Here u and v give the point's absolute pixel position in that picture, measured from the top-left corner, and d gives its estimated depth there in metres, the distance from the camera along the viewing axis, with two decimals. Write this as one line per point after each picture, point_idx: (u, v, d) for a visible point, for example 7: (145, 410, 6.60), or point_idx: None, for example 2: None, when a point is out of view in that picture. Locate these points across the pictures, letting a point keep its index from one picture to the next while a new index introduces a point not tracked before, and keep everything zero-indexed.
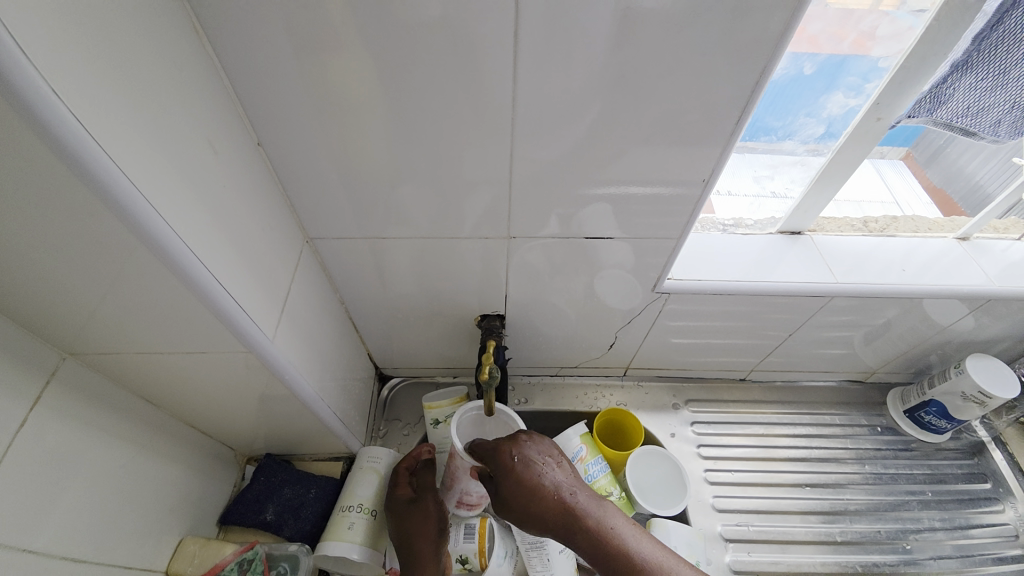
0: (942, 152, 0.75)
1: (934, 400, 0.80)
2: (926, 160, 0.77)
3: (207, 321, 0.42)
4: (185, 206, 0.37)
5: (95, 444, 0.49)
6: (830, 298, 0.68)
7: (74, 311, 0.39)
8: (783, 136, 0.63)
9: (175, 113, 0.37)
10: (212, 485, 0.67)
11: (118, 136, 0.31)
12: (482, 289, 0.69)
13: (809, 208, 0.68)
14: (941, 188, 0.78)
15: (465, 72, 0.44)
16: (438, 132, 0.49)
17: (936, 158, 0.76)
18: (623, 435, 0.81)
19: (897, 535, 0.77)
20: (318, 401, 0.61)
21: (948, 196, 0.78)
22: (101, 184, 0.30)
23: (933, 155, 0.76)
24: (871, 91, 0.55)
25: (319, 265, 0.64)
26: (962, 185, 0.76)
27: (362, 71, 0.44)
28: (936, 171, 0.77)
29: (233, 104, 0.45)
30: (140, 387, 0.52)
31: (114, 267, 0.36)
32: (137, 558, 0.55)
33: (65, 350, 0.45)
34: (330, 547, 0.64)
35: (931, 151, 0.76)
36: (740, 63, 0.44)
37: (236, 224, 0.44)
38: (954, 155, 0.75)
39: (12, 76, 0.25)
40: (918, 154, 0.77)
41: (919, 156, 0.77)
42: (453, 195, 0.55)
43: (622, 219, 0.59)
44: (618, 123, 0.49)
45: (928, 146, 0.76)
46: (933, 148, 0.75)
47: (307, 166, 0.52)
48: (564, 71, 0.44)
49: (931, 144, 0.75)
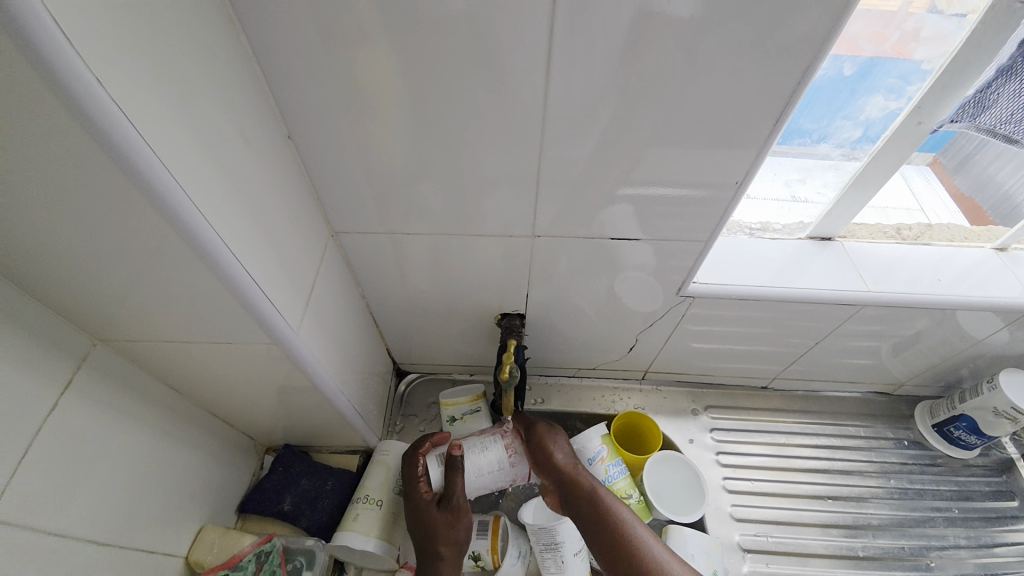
0: (971, 159, 0.70)
1: (964, 415, 0.78)
2: (954, 168, 0.73)
3: (234, 312, 0.42)
4: (217, 197, 0.38)
5: (121, 428, 0.50)
6: (860, 306, 0.66)
7: (107, 298, 0.40)
8: (817, 139, 0.62)
9: (211, 106, 0.38)
10: (232, 473, 0.68)
11: (154, 126, 0.31)
12: (503, 288, 0.68)
13: (840, 214, 0.67)
14: (969, 196, 0.74)
15: (495, 69, 0.44)
16: (466, 130, 0.49)
17: (965, 165, 0.71)
18: (640, 439, 0.81)
19: (921, 552, 0.75)
20: (337, 395, 0.61)
21: (978, 205, 0.74)
22: (140, 175, 0.30)
23: (961, 162, 0.71)
24: (912, 94, 0.53)
25: (342, 258, 0.64)
26: (992, 194, 0.72)
27: (392, 66, 0.44)
28: (965, 178, 0.73)
29: (264, 96, 0.46)
30: (166, 375, 0.53)
31: (147, 256, 0.36)
32: (158, 542, 0.56)
33: (95, 337, 0.46)
34: (341, 537, 0.65)
35: (959, 158, 0.71)
36: (778, 63, 0.43)
37: (265, 216, 0.45)
38: (984, 163, 0.69)
39: (59, 67, 0.25)
40: (947, 160, 0.73)
41: (946, 163, 0.73)
42: (477, 193, 0.55)
43: (647, 221, 0.58)
44: (649, 124, 0.48)
45: (956, 154, 0.71)
46: (961, 156, 0.70)
47: (335, 160, 0.52)
48: (596, 71, 0.44)
49: (960, 151, 0.70)
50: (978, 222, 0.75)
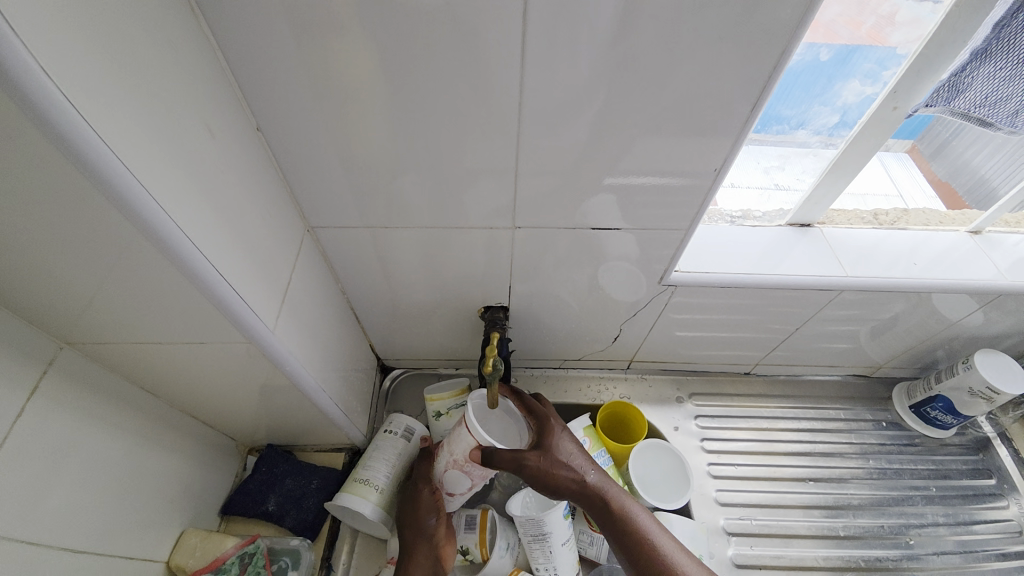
0: (947, 146, 0.74)
1: (940, 396, 0.80)
2: (930, 154, 0.76)
3: (207, 312, 0.41)
4: (182, 192, 0.36)
5: (94, 434, 0.48)
6: (840, 291, 0.67)
7: (69, 300, 0.38)
8: (795, 126, 0.62)
9: (172, 97, 0.36)
10: (214, 475, 0.67)
11: (108, 117, 0.30)
12: (486, 280, 0.68)
13: (820, 200, 0.67)
14: (946, 182, 0.76)
15: (470, 57, 0.43)
16: (443, 120, 0.48)
17: (942, 151, 0.75)
18: (626, 428, 0.81)
19: (900, 530, 0.77)
20: (320, 393, 0.60)
21: (954, 190, 0.77)
22: (95, 168, 0.29)
23: (938, 149, 0.75)
24: (889, 79, 0.53)
25: (320, 253, 0.63)
26: (968, 179, 0.74)
27: (364, 55, 0.43)
28: (941, 165, 0.76)
29: (232, 87, 0.44)
30: (140, 377, 0.52)
31: (110, 255, 0.35)
32: (138, 549, 0.55)
33: (62, 340, 0.44)
34: (345, 498, 0.66)
35: (936, 144, 0.74)
36: (755, 49, 0.42)
37: (236, 213, 0.43)
38: (960, 148, 0.73)
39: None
40: (923, 147, 0.75)
41: (923, 150, 0.76)
42: (457, 184, 0.54)
43: (629, 210, 0.58)
44: (627, 112, 0.47)
45: (933, 140, 0.74)
46: (938, 142, 0.74)
47: (308, 153, 0.51)
48: (572, 57, 0.43)
49: (936, 137, 0.73)
50: (953, 208, 0.77)
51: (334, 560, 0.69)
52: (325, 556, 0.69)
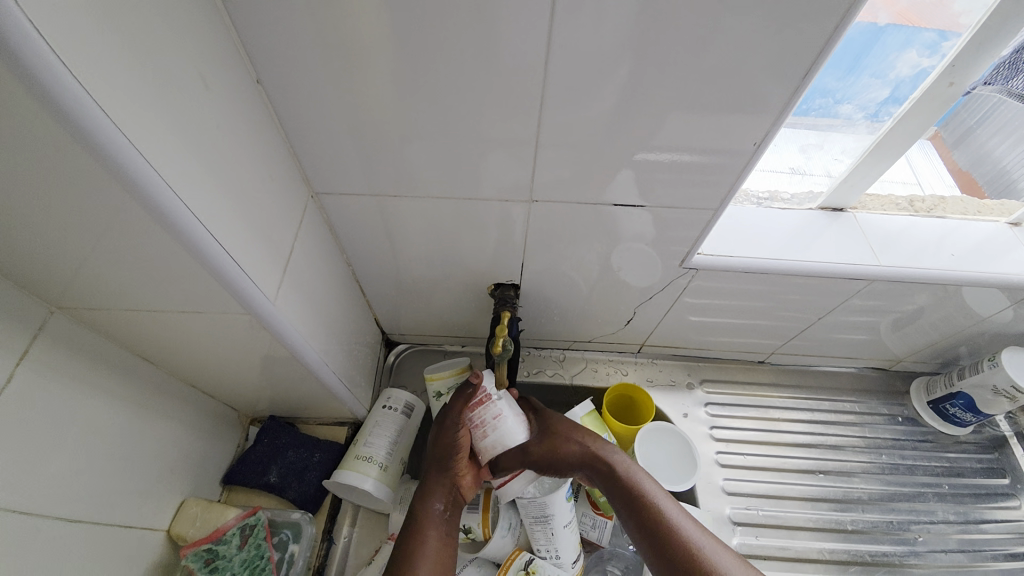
0: (971, 135, 0.67)
1: (961, 393, 0.77)
2: (952, 143, 0.70)
3: (202, 282, 0.39)
4: (172, 151, 0.33)
5: (89, 402, 0.47)
6: (868, 280, 0.64)
7: (58, 263, 0.36)
8: (839, 100, 0.57)
9: (164, 44, 0.32)
10: (214, 445, 0.66)
11: (92, 63, 0.27)
12: (497, 257, 0.65)
13: (854, 183, 0.63)
14: (967, 171, 0.71)
15: (491, 12, 0.39)
16: (459, 83, 0.44)
17: (964, 140, 0.68)
18: (633, 412, 0.79)
19: (908, 526, 0.76)
20: (322, 367, 0.58)
21: (974, 178, 0.72)
22: (73, 119, 0.26)
23: (961, 138, 0.68)
24: (948, 51, 0.49)
25: (324, 222, 0.60)
26: (990, 169, 0.70)
27: (375, 6, 0.39)
28: (963, 153, 0.70)
29: (228, 37, 0.40)
30: (135, 345, 0.50)
31: (96, 218, 0.32)
32: (137, 517, 0.54)
33: (52, 304, 0.42)
34: (345, 475, 0.65)
35: (959, 133, 0.67)
36: (809, 12, 0.38)
37: (234, 176, 0.40)
38: (983, 139, 0.67)
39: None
40: (946, 135, 0.68)
41: (945, 138, 0.69)
42: (472, 154, 0.51)
43: (653, 187, 0.54)
44: (660, 80, 0.43)
45: (957, 128, 0.67)
46: (962, 129, 0.67)
47: (313, 113, 0.47)
48: (604, 15, 0.39)
49: (961, 125, 0.66)
50: (970, 196, 0.73)
51: (336, 533, 0.69)
52: (326, 529, 0.68)
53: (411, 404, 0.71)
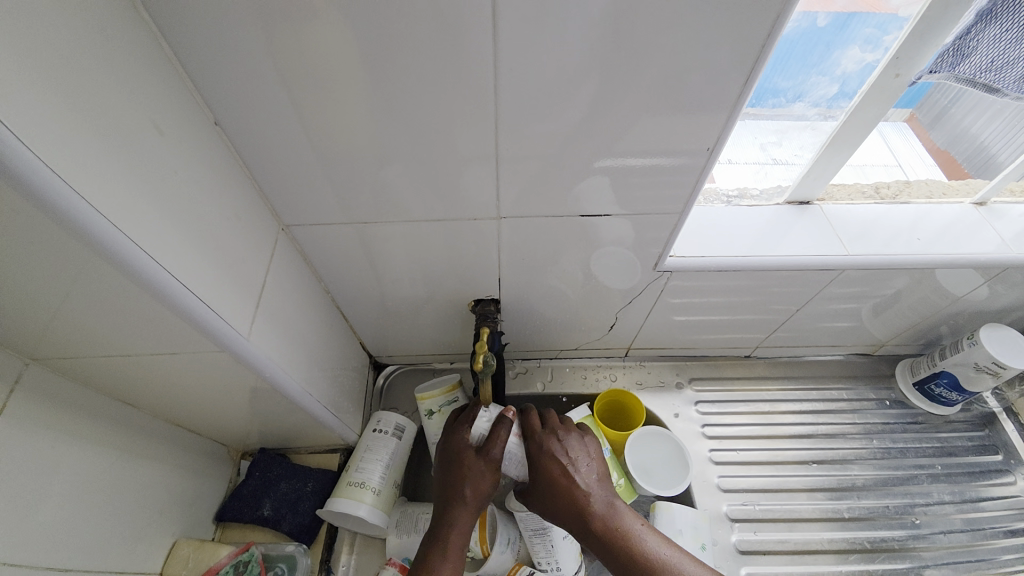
0: (946, 114, 0.69)
1: (944, 372, 0.78)
2: (929, 122, 0.72)
3: (173, 323, 0.39)
4: (129, 198, 0.33)
5: (71, 451, 0.47)
6: (841, 269, 0.65)
7: (27, 316, 0.36)
8: (791, 98, 0.59)
9: (113, 94, 0.33)
10: (205, 483, 0.66)
11: (36, 120, 0.27)
12: (475, 273, 0.66)
13: (818, 175, 0.64)
14: (946, 150, 0.73)
15: (441, 39, 0.40)
16: (418, 107, 0.45)
17: (940, 120, 0.70)
18: (626, 416, 0.80)
19: (905, 510, 0.76)
20: (305, 396, 0.58)
21: (953, 157, 0.74)
22: (22, 177, 0.26)
23: (937, 117, 0.70)
24: (890, 44, 0.51)
25: (300, 252, 0.60)
26: (967, 147, 0.71)
27: (325, 38, 0.40)
28: (940, 133, 0.72)
29: (180, 81, 0.41)
30: (115, 389, 0.50)
31: (56, 269, 0.32)
32: (128, 563, 0.53)
33: (27, 356, 0.42)
34: (339, 503, 0.64)
35: (935, 113, 0.70)
36: (748, 17, 0.39)
37: (198, 216, 0.41)
38: (958, 117, 0.69)
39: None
40: (922, 116, 0.71)
41: (922, 118, 0.72)
42: (438, 175, 0.52)
43: (620, 194, 0.55)
44: (612, 90, 0.45)
45: (931, 108, 0.70)
46: (937, 109, 0.69)
47: (277, 147, 0.48)
48: (549, 30, 0.40)
49: (935, 105, 0.69)
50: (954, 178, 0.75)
51: (333, 562, 0.68)
52: (324, 559, 0.68)
53: (403, 426, 0.71)
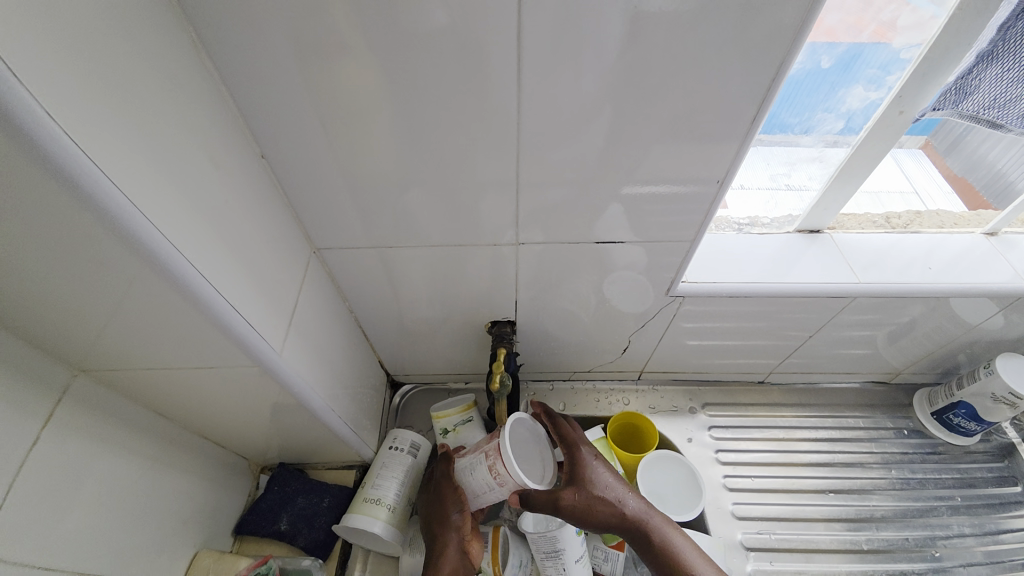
0: (961, 141, 0.73)
1: (962, 402, 0.77)
2: (945, 150, 0.75)
3: (214, 337, 0.42)
4: (183, 220, 0.36)
5: (107, 459, 0.49)
6: (853, 297, 0.66)
7: (82, 329, 0.39)
8: (800, 131, 0.62)
9: (174, 127, 0.37)
10: (226, 496, 0.67)
11: (113, 154, 0.30)
12: (492, 295, 0.68)
13: (828, 205, 0.66)
14: (963, 177, 0.75)
15: (467, 78, 0.44)
16: (444, 139, 0.48)
17: (956, 146, 0.74)
18: (640, 440, 0.80)
19: (926, 543, 0.74)
20: (328, 411, 0.60)
21: (971, 184, 0.75)
22: (100, 205, 0.29)
23: (952, 144, 0.74)
24: (893, 83, 0.53)
25: (327, 273, 0.63)
26: (984, 174, 0.73)
27: (363, 78, 0.43)
28: (956, 159, 0.75)
29: (235, 117, 0.45)
30: (150, 401, 0.52)
31: (115, 286, 0.35)
32: (152, 571, 0.55)
33: (75, 367, 0.45)
34: (355, 519, 0.65)
35: (949, 140, 0.73)
36: (754, 57, 0.42)
37: (242, 238, 0.44)
38: (974, 144, 0.72)
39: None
40: (937, 143, 0.74)
41: (937, 146, 0.75)
42: (461, 201, 0.55)
43: (633, 221, 0.57)
44: (626, 124, 0.47)
45: (946, 136, 0.73)
46: (952, 137, 0.73)
47: (312, 175, 0.52)
48: (568, 70, 0.43)
49: (950, 133, 0.73)
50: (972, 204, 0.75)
51: None
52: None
53: (420, 444, 0.72)
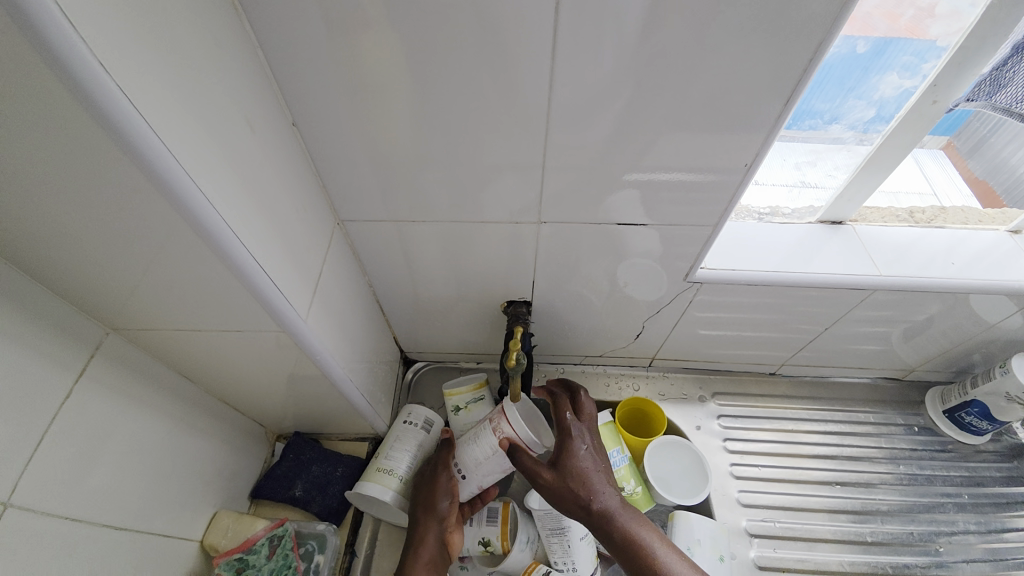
0: (985, 143, 0.69)
1: (975, 401, 0.77)
2: (967, 152, 0.71)
3: (243, 300, 0.43)
4: (223, 180, 0.37)
5: (135, 416, 0.51)
6: (871, 290, 0.65)
7: (118, 287, 0.40)
8: (828, 120, 0.60)
9: (215, 89, 0.37)
10: (244, 461, 0.69)
11: (159, 112, 0.31)
12: (509, 275, 0.68)
13: (852, 196, 0.65)
14: (983, 180, 0.72)
15: (499, 54, 0.44)
16: (471, 116, 0.49)
17: (979, 149, 0.70)
18: (646, 424, 0.81)
19: (930, 537, 0.75)
20: (346, 382, 0.62)
21: (991, 188, 0.73)
22: (146, 161, 0.30)
23: (975, 147, 0.70)
24: (928, 72, 0.52)
25: (348, 247, 0.64)
26: (1006, 177, 0.70)
27: (395, 51, 0.43)
28: (978, 162, 0.71)
29: (268, 84, 0.46)
30: (177, 362, 0.54)
31: (154, 245, 0.36)
32: (174, 528, 0.57)
33: (108, 325, 0.46)
34: (367, 487, 0.67)
35: (973, 142, 0.69)
36: (790, 42, 0.42)
37: (272, 206, 0.45)
38: (998, 146, 0.68)
39: (53, 39, 0.25)
40: (959, 145, 0.70)
41: (959, 147, 0.71)
42: (484, 179, 0.55)
43: (655, 206, 0.57)
44: (655, 107, 0.47)
45: (970, 136, 0.69)
46: (975, 139, 0.69)
47: (339, 148, 0.52)
48: (600, 50, 0.43)
49: (974, 134, 0.68)
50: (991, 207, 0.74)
51: (357, 545, 0.71)
52: (349, 542, 0.71)
53: (435, 423, 0.74)
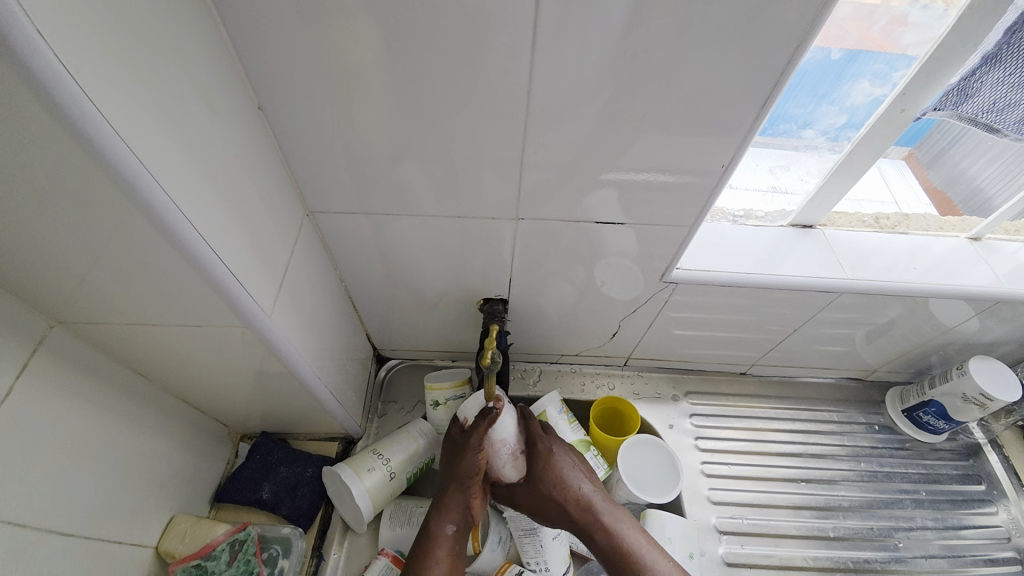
0: (945, 154, 0.71)
1: (933, 401, 0.80)
2: (928, 161, 0.73)
3: (204, 293, 0.40)
4: (181, 165, 0.35)
5: (83, 415, 0.47)
6: (839, 293, 0.67)
7: (61, 277, 0.37)
8: (801, 125, 0.62)
9: (172, 66, 0.35)
10: (205, 462, 0.66)
11: (105, 86, 0.29)
12: (486, 273, 0.67)
13: (822, 202, 0.67)
14: (942, 190, 0.75)
15: (478, 46, 0.42)
16: (447, 108, 0.47)
17: (939, 159, 0.72)
18: (621, 421, 0.81)
19: (889, 533, 0.78)
20: (315, 380, 0.59)
21: (950, 197, 0.76)
22: (87, 137, 0.28)
23: (936, 157, 0.72)
24: (897, 80, 0.53)
25: (319, 239, 0.62)
26: (963, 189, 0.73)
27: (369, 38, 0.42)
28: (939, 173, 0.73)
29: (233, 65, 0.43)
30: (131, 358, 0.51)
31: (104, 233, 0.34)
32: (127, 533, 0.54)
33: (52, 318, 0.43)
34: (345, 472, 0.66)
35: (934, 153, 0.72)
36: (768, 46, 0.42)
37: (235, 194, 0.42)
38: (956, 158, 0.70)
39: None
40: (920, 155, 0.73)
41: (920, 158, 0.74)
42: (462, 175, 0.54)
43: (634, 206, 0.57)
44: (634, 107, 0.47)
45: (931, 147, 0.71)
46: (935, 150, 0.71)
47: (309, 136, 0.50)
48: (581, 48, 0.42)
49: (933, 146, 0.71)
50: (946, 215, 0.77)
51: (326, 549, 0.68)
52: (316, 546, 0.68)
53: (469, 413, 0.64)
